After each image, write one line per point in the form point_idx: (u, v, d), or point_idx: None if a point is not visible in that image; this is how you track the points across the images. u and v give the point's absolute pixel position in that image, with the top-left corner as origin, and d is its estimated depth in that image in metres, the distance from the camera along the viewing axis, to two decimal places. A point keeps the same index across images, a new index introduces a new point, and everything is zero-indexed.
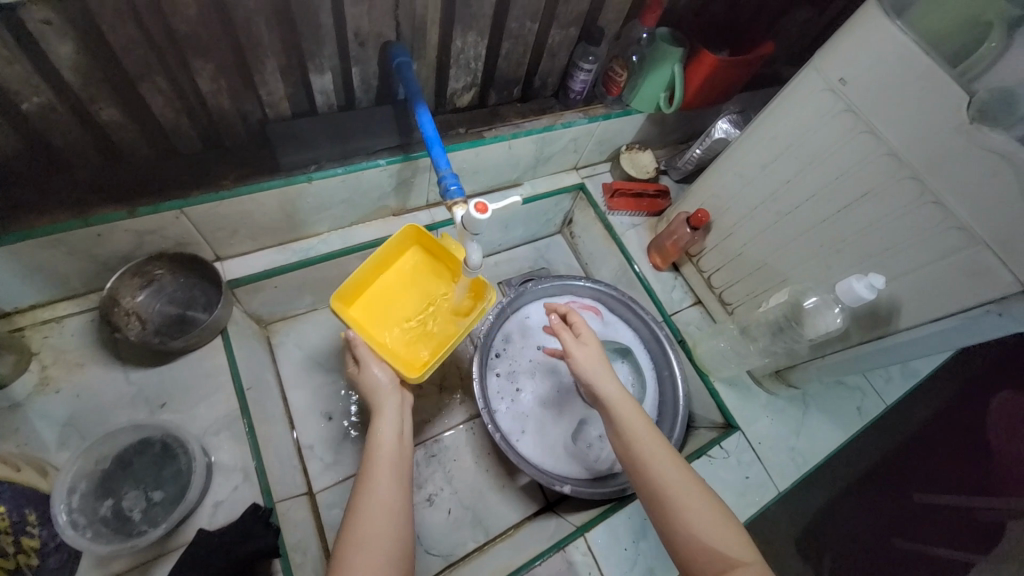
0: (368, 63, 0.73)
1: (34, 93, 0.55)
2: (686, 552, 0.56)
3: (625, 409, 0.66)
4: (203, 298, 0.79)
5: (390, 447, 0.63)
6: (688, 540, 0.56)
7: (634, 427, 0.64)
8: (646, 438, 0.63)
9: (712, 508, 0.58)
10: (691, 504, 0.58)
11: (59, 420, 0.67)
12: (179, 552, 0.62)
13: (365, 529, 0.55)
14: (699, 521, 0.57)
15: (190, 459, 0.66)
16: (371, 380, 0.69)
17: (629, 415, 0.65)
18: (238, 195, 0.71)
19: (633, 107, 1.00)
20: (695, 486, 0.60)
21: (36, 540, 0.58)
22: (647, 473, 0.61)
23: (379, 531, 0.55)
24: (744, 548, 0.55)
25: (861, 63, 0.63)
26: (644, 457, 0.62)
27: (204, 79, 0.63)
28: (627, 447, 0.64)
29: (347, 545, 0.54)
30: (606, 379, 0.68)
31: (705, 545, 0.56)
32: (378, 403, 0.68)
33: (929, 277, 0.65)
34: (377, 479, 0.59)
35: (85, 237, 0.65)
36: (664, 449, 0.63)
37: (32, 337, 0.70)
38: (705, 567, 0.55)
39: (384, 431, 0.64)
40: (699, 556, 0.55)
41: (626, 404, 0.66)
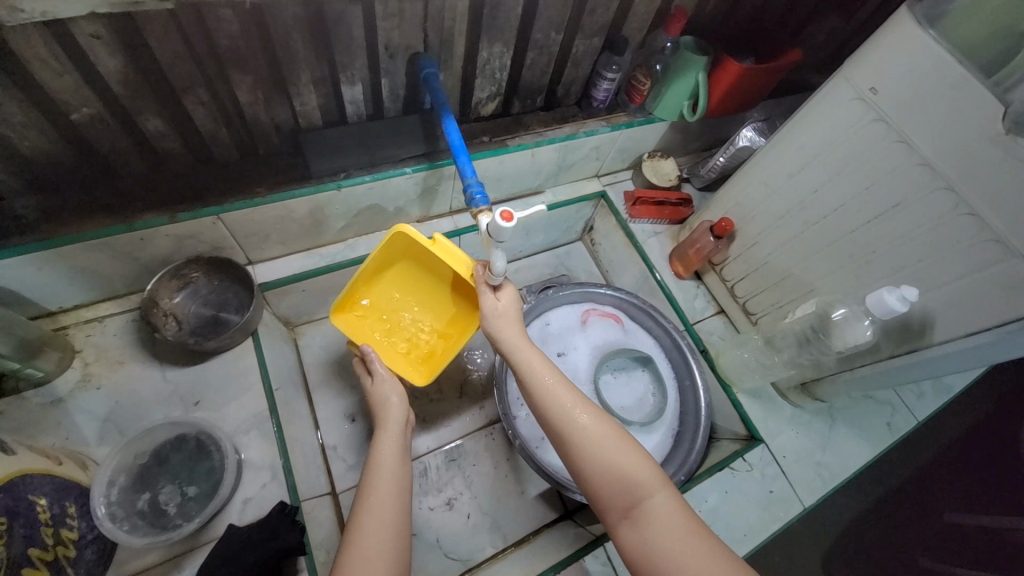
0: (396, 75, 0.75)
1: (84, 104, 0.59)
2: (599, 491, 0.57)
3: (525, 357, 0.64)
4: (235, 301, 0.82)
5: (393, 459, 0.64)
6: (596, 481, 0.57)
7: (534, 373, 0.63)
8: (547, 383, 0.62)
9: (615, 446, 0.58)
10: (595, 446, 0.57)
11: (99, 415, 0.70)
12: (210, 547, 0.64)
13: (364, 539, 0.55)
14: (604, 460, 0.57)
15: (222, 456, 0.69)
16: (382, 398, 0.72)
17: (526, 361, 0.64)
18: (271, 202, 0.73)
19: (656, 116, 1.00)
20: (597, 423, 0.59)
21: (75, 532, 0.59)
22: (551, 418, 0.60)
23: (380, 538, 0.56)
24: (652, 480, 0.56)
25: (892, 72, 0.62)
26: (543, 403, 0.61)
27: (242, 91, 0.66)
28: (530, 394, 0.63)
29: (348, 548, 0.55)
30: (509, 329, 0.66)
31: (612, 485, 0.56)
32: (386, 418, 0.70)
33: (965, 290, 0.63)
34: (379, 488, 0.60)
35: (128, 241, 0.68)
36: (563, 391, 0.62)
37: (75, 335, 0.74)
38: (614, 503, 0.56)
39: (386, 445, 0.66)
40: (610, 496, 0.56)
41: (525, 352, 0.65)
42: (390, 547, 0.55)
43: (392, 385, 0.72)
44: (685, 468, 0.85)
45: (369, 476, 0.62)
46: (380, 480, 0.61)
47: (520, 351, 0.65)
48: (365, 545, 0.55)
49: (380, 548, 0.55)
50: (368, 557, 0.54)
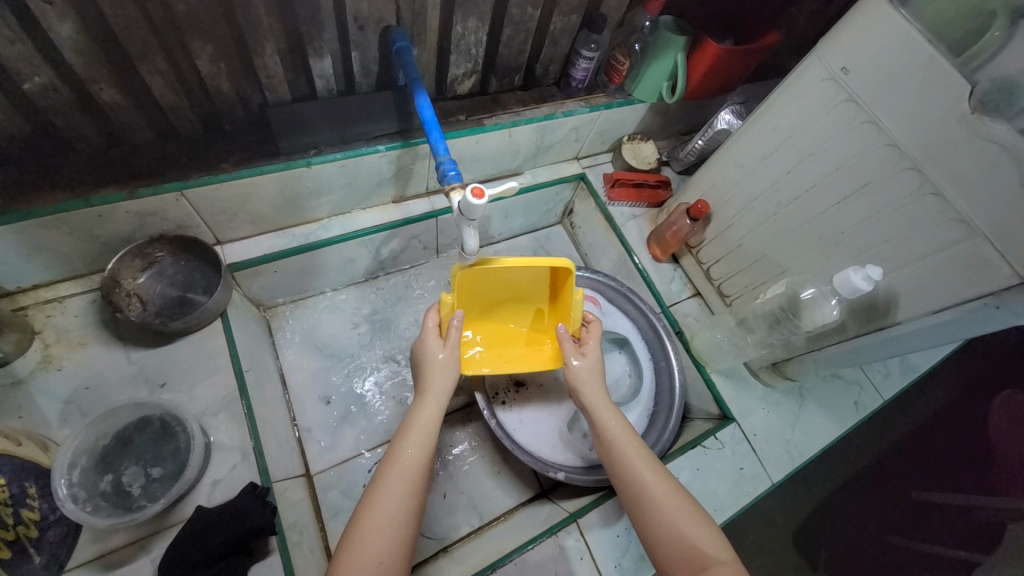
0: (367, 48, 0.73)
1: (35, 73, 0.56)
2: (666, 553, 0.59)
3: (606, 415, 0.69)
4: (203, 281, 0.80)
5: (427, 434, 0.62)
6: (663, 541, 0.59)
7: (615, 427, 0.68)
8: (626, 439, 0.66)
9: (687, 512, 0.60)
10: (666, 506, 0.60)
11: (61, 398, 0.68)
12: (179, 527, 0.63)
13: (380, 511, 0.55)
14: (674, 525, 0.59)
15: (189, 438, 0.67)
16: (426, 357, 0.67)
17: (611, 417, 0.68)
18: (237, 178, 0.71)
19: (635, 96, 1.00)
20: (670, 488, 0.62)
21: (36, 513, 0.59)
22: (626, 472, 0.65)
23: (394, 515, 0.55)
24: (717, 548, 0.57)
25: (864, 51, 0.62)
26: (624, 459, 0.65)
27: (203, 61, 0.63)
28: (608, 446, 0.67)
29: (358, 524, 0.54)
30: (595, 386, 0.71)
31: (677, 545, 0.58)
32: (425, 384, 0.66)
33: (927, 270, 0.64)
34: (403, 466, 0.58)
35: (86, 217, 0.66)
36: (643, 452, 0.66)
37: (35, 316, 0.71)
38: (679, 566, 0.58)
39: (422, 416, 0.63)
40: (676, 558, 0.58)
41: (607, 411, 0.69)
42: (403, 530, 0.55)
43: (447, 355, 0.67)
44: (659, 446, 0.87)
45: (395, 448, 0.60)
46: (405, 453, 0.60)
47: (605, 409, 0.69)
48: (380, 517, 0.55)
49: (392, 521, 0.55)
50: (383, 527, 0.54)
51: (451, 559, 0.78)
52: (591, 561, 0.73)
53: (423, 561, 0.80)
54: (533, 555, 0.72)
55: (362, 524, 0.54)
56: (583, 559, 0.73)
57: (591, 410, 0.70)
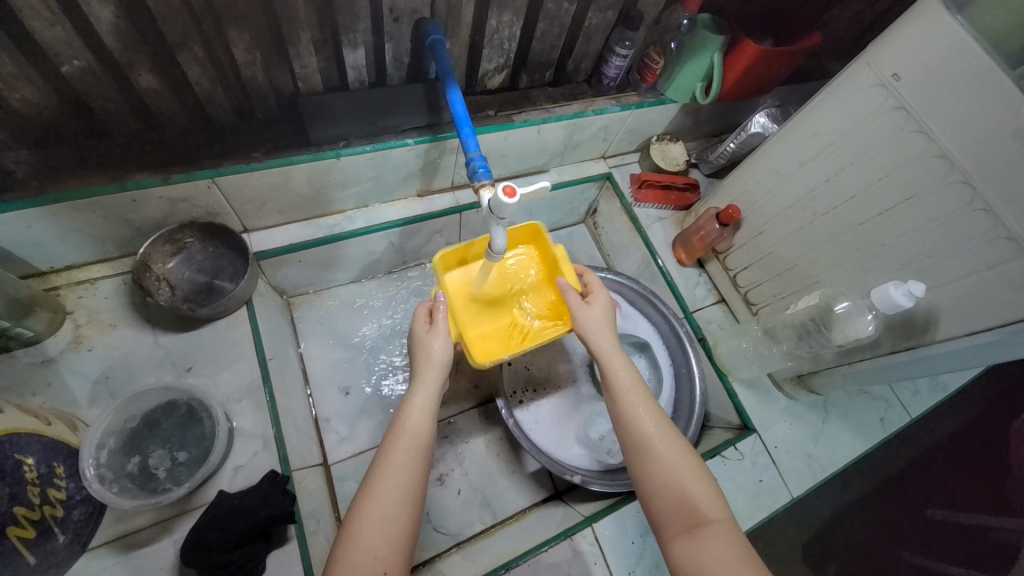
0: (401, 40, 0.72)
1: (75, 56, 0.56)
2: (660, 504, 0.57)
3: (616, 364, 0.67)
4: (230, 268, 0.81)
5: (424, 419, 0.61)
6: (661, 495, 0.57)
7: (622, 384, 0.65)
8: (633, 396, 0.64)
9: (688, 469, 0.59)
10: (669, 463, 0.59)
11: (91, 377, 0.70)
12: (201, 511, 0.64)
13: (382, 498, 0.54)
14: (673, 479, 0.58)
15: (212, 424, 0.68)
16: (424, 342, 0.67)
17: (619, 371, 0.66)
18: (267, 168, 0.71)
19: (668, 96, 0.97)
20: (674, 443, 0.61)
21: (62, 492, 0.60)
22: (627, 428, 0.62)
23: (394, 499, 0.55)
24: (715, 506, 0.56)
25: (916, 57, 0.59)
26: (627, 411, 0.63)
27: (239, 49, 0.63)
28: (614, 404, 0.65)
29: (359, 513, 0.54)
30: (603, 335, 0.69)
31: (677, 500, 0.57)
32: (420, 367, 0.66)
33: (972, 289, 0.62)
34: (404, 453, 0.58)
35: (120, 202, 0.66)
36: (647, 406, 0.63)
37: (67, 297, 0.72)
38: (674, 518, 0.56)
39: (419, 397, 0.63)
40: (672, 512, 0.56)
41: (617, 360, 0.67)
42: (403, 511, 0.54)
43: (443, 340, 0.66)
44: None
45: (394, 432, 0.60)
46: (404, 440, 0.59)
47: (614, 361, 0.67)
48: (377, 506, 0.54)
49: (393, 507, 0.54)
50: (383, 513, 0.54)
51: (464, 556, 0.79)
52: (605, 566, 0.73)
53: (436, 556, 0.80)
54: (547, 557, 0.71)
55: (365, 510, 0.54)
56: (598, 563, 0.73)
57: (600, 363, 0.68)
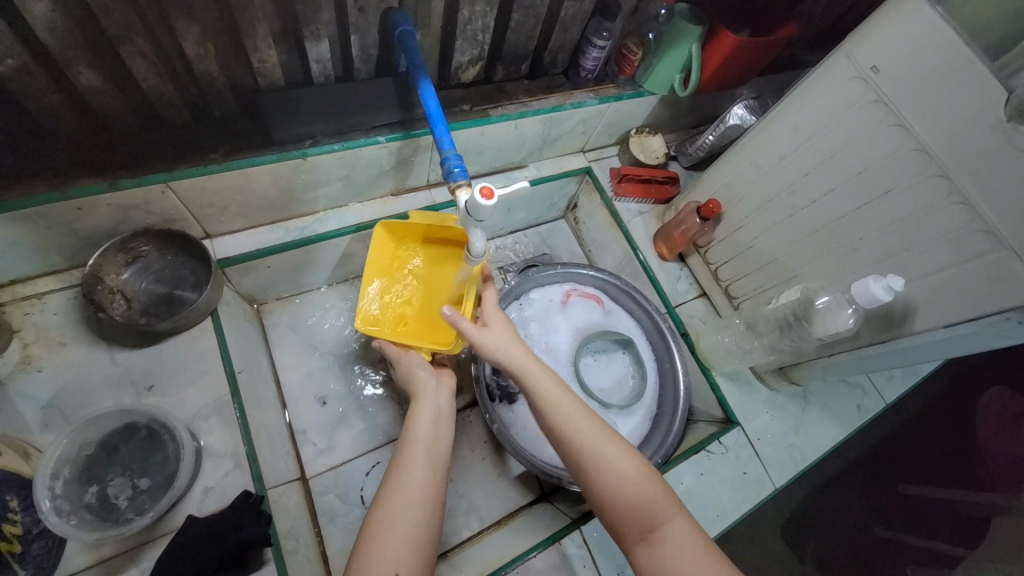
0: (367, 31, 0.68)
1: (7, 55, 0.50)
2: (614, 515, 0.57)
3: (539, 379, 0.63)
4: (192, 278, 0.75)
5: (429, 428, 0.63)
6: (613, 508, 0.57)
7: (551, 400, 0.61)
8: (565, 411, 0.61)
9: (631, 470, 0.58)
10: (613, 475, 0.57)
11: (41, 401, 0.65)
12: (169, 538, 0.60)
13: (397, 508, 0.55)
14: (620, 487, 0.57)
15: (178, 446, 0.64)
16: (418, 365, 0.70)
17: (545, 386, 0.62)
18: (228, 169, 0.67)
19: (646, 89, 0.96)
20: (612, 449, 0.59)
21: (19, 526, 0.56)
22: (564, 445, 0.60)
23: (409, 511, 0.55)
24: (666, 504, 0.57)
25: (894, 49, 0.59)
26: (563, 431, 0.60)
27: (189, 42, 0.58)
28: (546, 422, 0.61)
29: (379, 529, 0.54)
30: (519, 353, 0.65)
31: (627, 510, 0.56)
32: (417, 387, 0.68)
33: (949, 281, 0.62)
34: (414, 464, 0.59)
35: (64, 211, 0.61)
36: (579, 417, 0.61)
37: (12, 314, 0.67)
38: (630, 528, 0.56)
39: (422, 409, 0.65)
40: (627, 521, 0.56)
41: (540, 373, 0.63)
42: (415, 526, 0.55)
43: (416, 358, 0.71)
44: (663, 450, 0.85)
45: (405, 446, 0.61)
46: (414, 455, 0.60)
47: (537, 376, 0.63)
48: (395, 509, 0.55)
49: (410, 517, 0.55)
50: (398, 527, 0.54)
51: (451, 564, 0.77)
52: (594, 568, 0.72)
53: None
54: (535, 563, 0.71)
55: (381, 523, 0.54)
56: (587, 566, 0.72)
57: (523, 384, 0.63)
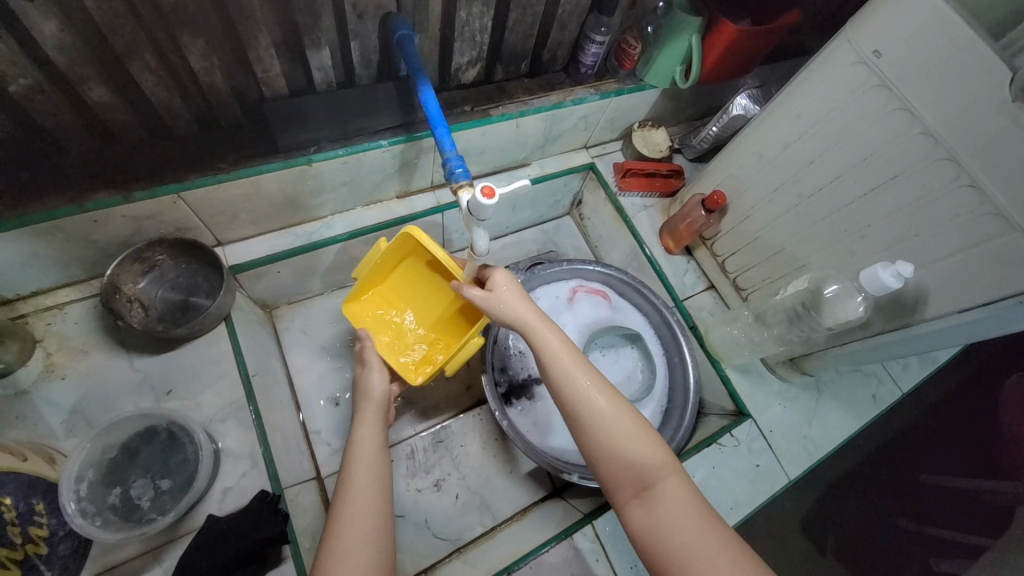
0: (367, 37, 0.69)
1: (20, 74, 0.53)
2: (609, 471, 0.56)
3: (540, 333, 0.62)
4: (205, 284, 0.78)
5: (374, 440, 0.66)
6: (609, 464, 0.56)
7: (553, 354, 0.61)
8: (566, 365, 0.60)
9: (629, 427, 0.57)
10: (611, 430, 0.57)
11: (66, 408, 0.67)
12: (190, 537, 0.62)
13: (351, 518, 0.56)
14: (616, 443, 0.56)
15: (196, 448, 0.66)
16: (364, 386, 0.73)
17: (546, 341, 0.61)
18: (236, 178, 0.68)
19: (647, 82, 0.95)
20: (610, 404, 0.58)
21: (44, 529, 0.58)
22: (564, 400, 0.60)
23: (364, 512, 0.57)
24: (663, 463, 0.56)
25: (895, 33, 0.58)
26: (561, 384, 0.59)
27: (194, 56, 0.59)
28: (547, 376, 0.61)
29: (332, 542, 0.54)
30: (523, 307, 0.64)
31: (623, 467, 0.55)
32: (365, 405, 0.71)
33: (960, 266, 0.61)
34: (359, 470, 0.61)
35: (81, 223, 0.63)
36: (580, 372, 0.60)
37: (36, 324, 0.70)
38: (624, 485, 0.55)
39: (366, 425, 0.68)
40: (621, 478, 0.56)
41: (541, 327, 0.62)
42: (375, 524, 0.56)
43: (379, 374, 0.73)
44: (673, 444, 0.85)
45: (349, 463, 0.63)
46: (359, 462, 0.62)
47: (541, 330, 0.62)
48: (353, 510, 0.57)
49: (363, 526, 0.55)
50: (356, 533, 0.54)
51: (465, 560, 0.78)
52: (607, 562, 0.72)
53: (436, 563, 0.80)
54: (547, 558, 0.71)
55: (337, 526, 0.55)
56: (599, 560, 0.72)
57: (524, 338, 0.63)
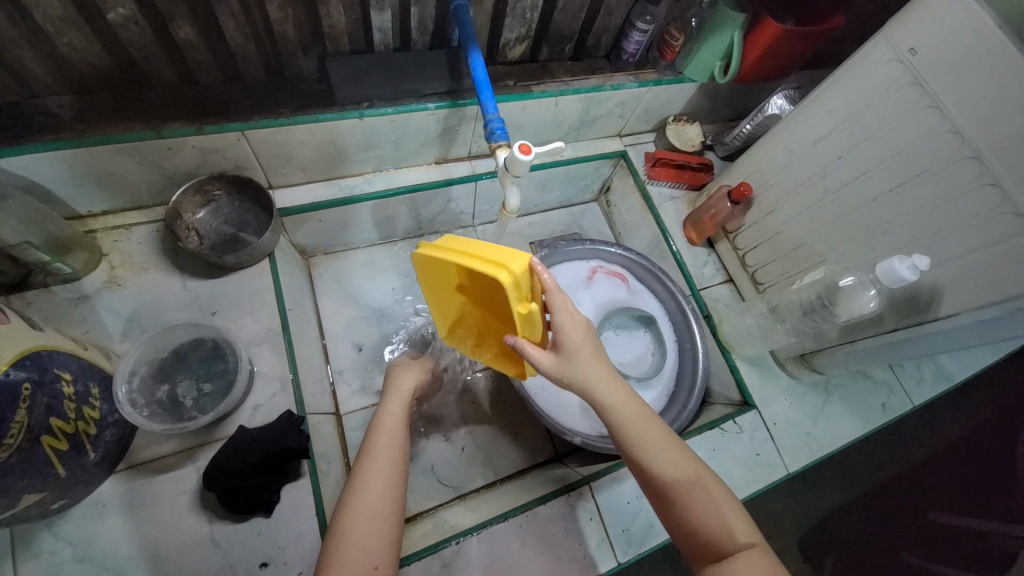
0: (426, 5, 0.74)
1: (120, 4, 0.59)
2: (689, 533, 0.57)
3: (614, 398, 0.60)
4: (254, 222, 0.84)
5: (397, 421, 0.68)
6: (688, 527, 0.57)
7: (629, 421, 0.59)
8: (640, 429, 0.59)
9: (709, 493, 0.57)
10: (690, 496, 0.57)
11: (123, 315, 0.74)
12: (222, 442, 0.69)
13: (366, 495, 0.57)
14: (698, 509, 0.56)
15: (236, 362, 0.72)
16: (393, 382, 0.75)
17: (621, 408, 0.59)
18: (295, 123, 0.74)
19: (686, 75, 0.98)
20: (690, 470, 0.58)
21: (95, 412, 0.62)
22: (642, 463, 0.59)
23: (380, 481, 0.59)
24: (743, 530, 0.55)
25: (933, 32, 0.60)
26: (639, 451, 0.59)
27: (272, 6, 0.65)
28: (623, 442, 0.59)
29: (346, 515, 0.56)
30: (593, 362, 0.60)
31: (702, 533, 0.56)
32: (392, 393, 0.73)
33: (977, 264, 0.63)
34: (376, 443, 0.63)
35: (157, 148, 0.70)
36: (660, 441, 0.59)
37: (103, 240, 0.77)
38: (704, 547, 0.56)
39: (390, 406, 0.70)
40: (700, 542, 0.56)
41: (614, 389, 0.60)
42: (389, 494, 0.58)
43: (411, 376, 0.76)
44: (676, 424, 0.88)
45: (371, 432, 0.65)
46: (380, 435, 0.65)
47: (614, 399, 0.59)
48: (372, 479, 0.59)
49: (378, 502, 0.57)
50: (371, 513, 0.56)
51: (466, 507, 0.83)
52: (600, 523, 0.76)
53: (438, 507, 0.84)
54: (544, 510, 0.75)
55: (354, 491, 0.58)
56: (593, 520, 0.76)
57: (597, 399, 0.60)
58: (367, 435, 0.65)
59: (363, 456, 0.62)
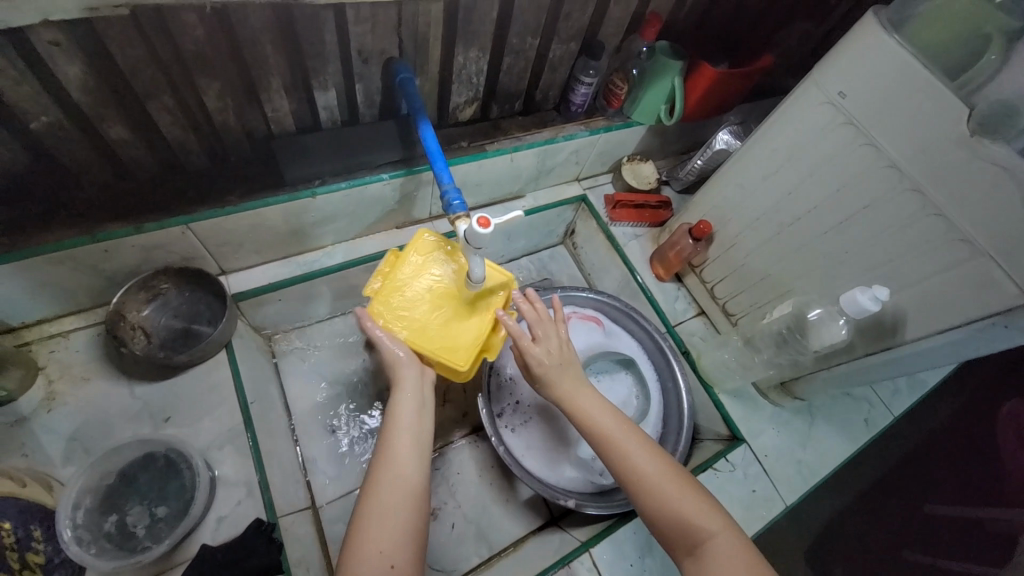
0: (371, 80, 0.74)
1: (43, 113, 0.56)
2: (662, 528, 0.58)
3: (586, 406, 0.66)
4: (207, 312, 0.80)
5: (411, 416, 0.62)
6: (662, 524, 0.58)
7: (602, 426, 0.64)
8: (613, 429, 0.64)
9: (680, 487, 0.59)
10: (661, 490, 0.59)
11: (64, 436, 0.67)
12: (182, 569, 0.62)
13: (384, 509, 0.54)
14: (668, 504, 0.58)
15: (193, 474, 0.66)
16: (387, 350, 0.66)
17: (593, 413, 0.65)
18: (242, 210, 0.71)
19: (634, 119, 1.01)
20: (663, 467, 0.61)
21: (41, 556, 0.58)
22: (618, 462, 0.62)
23: (396, 492, 0.55)
24: (712, 519, 0.57)
25: (858, 76, 0.63)
26: (618, 451, 0.62)
27: (210, 97, 0.64)
28: (599, 444, 0.64)
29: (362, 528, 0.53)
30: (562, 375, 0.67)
31: (673, 525, 0.57)
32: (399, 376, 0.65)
33: (935, 289, 0.64)
34: (392, 447, 0.59)
35: (92, 252, 0.66)
36: (634, 442, 0.63)
37: (39, 352, 0.71)
38: (678, 542, 0.57)
39: (402, 399, 0.63)
40: (673, 536, 0.57)
41: (584, 398, 0.66)
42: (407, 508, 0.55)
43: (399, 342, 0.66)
44: None
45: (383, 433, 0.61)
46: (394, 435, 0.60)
47: (587, 407, 0.66)
48: (390, 490, 0.56)
49: (394, 506, 0.54)
50: (386, 512, 0.54)
51: None
52: None
53: None
54: None
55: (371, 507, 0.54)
56: None
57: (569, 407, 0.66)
58: (381, 432, 0.61)
59: (377, 457, 0.59)
